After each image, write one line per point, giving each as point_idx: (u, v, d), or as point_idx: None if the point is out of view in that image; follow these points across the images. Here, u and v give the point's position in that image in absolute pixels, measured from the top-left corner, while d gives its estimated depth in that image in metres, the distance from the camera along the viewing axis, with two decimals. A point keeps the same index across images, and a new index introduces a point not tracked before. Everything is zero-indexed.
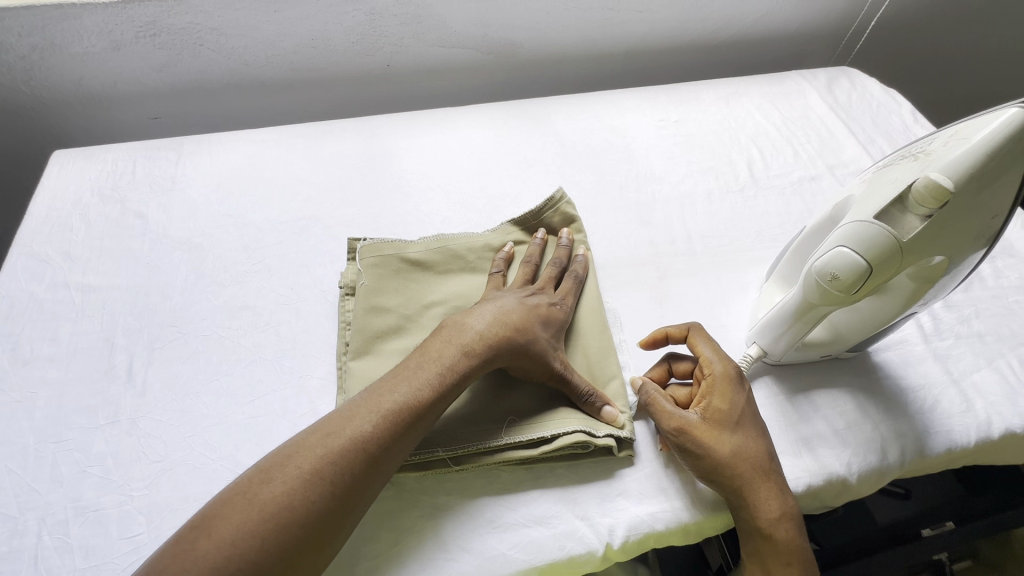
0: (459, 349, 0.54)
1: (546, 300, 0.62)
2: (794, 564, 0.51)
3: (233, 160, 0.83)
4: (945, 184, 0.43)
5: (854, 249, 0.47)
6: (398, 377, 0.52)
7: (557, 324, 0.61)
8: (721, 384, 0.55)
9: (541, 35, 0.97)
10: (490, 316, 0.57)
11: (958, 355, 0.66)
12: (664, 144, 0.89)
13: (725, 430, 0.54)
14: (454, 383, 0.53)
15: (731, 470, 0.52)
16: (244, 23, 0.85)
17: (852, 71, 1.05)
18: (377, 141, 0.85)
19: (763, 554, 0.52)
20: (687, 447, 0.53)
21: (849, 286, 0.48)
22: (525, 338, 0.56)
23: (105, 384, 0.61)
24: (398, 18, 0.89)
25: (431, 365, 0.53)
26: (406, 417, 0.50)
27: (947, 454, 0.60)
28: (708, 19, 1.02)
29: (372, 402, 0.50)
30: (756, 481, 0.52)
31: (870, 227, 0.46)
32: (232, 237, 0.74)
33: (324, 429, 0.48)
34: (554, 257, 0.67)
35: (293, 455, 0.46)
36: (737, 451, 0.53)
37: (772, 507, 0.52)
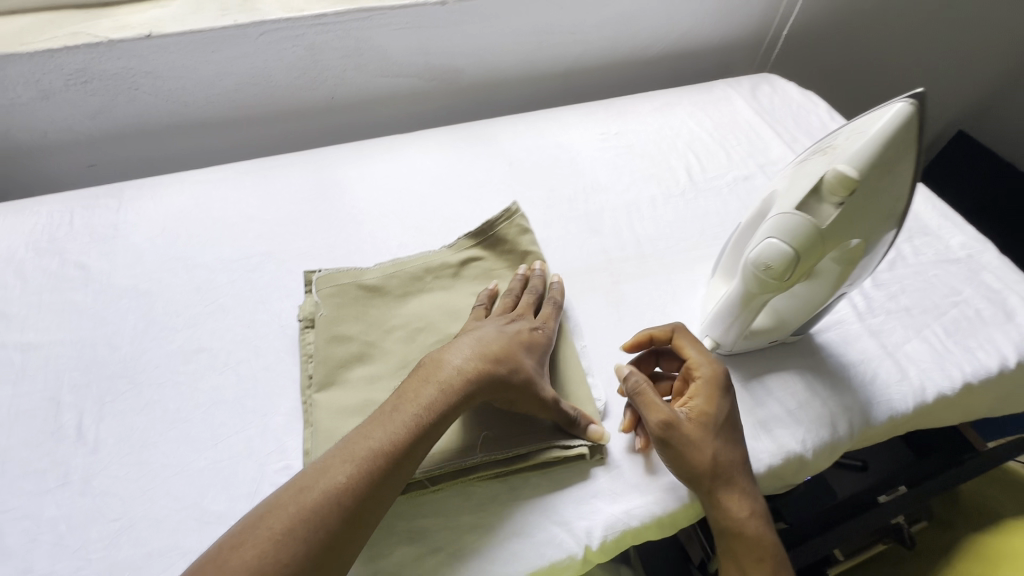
0: (434, 388, 0.53)
1: (527, 328, 0.61)
2: (766, 560, 0.53)
3: (179, 202, 0.81)
4: (852, 173, 0.46)
5: (782, 240, 0.50)
6: (375, 423, 0.52)
7: (539, 350, 0.60)
8: (709, 387, 0.57)
9: (480, 61, 1.01)
10: (470, 350, 0.56)
11: (890, 329, 0.72)
12: (607, 156, 0.94)
13: (710, 432, 0.55)
14: (432, 424, 0.52)
15: (709, 471, 0.54)
16: (180, 64, 0.84)
17: (772, 77, 1.14)
18: (327, 172, 0.86)
19: (735, 552, 0.54)
20: (670, 447, 0.55)
21: (781, 273, 0.51)
22: (507, 369, 0.56)
23: (54, 445, 0.58)
24: (339, 52, 0.91)
25: (407, 408, 0.52)
26: (382, 466, 0.49)
27: (891, 421, 0.65)
28: (637, 37, 1.09)
29: (347, 451, 0.50)
30: (730, 480, 0.54)
31: (794, 218, 0.49)
32: (182, 280, 0.72)
33: (297, 484, 0.47)
34: (531, 284, 0.67)
35: (268, 514, 0.46)
36: (718, 452, 0.55)
37: (744, 506, 0.54)
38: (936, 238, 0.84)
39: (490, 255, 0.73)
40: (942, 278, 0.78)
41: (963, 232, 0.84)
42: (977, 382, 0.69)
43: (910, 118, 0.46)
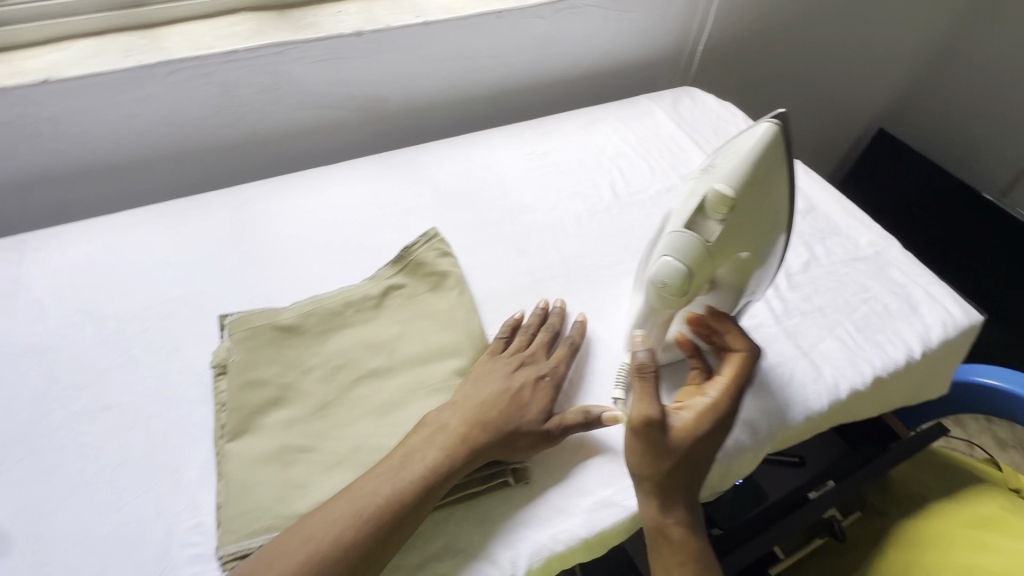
0: (442, 452, 0.55)
1: (534, 372, 0.63)
2: (688, 564, 0.55)
3: (86, 251, 0.78)
4: (729, 191, 0.49)
5: (675, 259, 0.52)
6: (380, 478, 0.53)
7: (546, 391, 0.62)
8: (709, 416, 0.56)
9: (404, 88, 1.01)
10: (472, 409, 0.58)
11: (805, 330, 0.75)
12: (533, 176, 0.95)
13: (679, 448, 0.55)
14: (437, 484, 0.53)
15: (657, 478, 0.55)
16: (84, 108, 0.82)
17: (693, 90, 1.18)
18: (245, 210, 0.84)
19: (659, 553, 0.56)
20: (632, 442, 0.56)
21: (678, 291, 0.52)
22: (507, 419, 0.58)
23: None
24: (255, 86, 0.90)
25: (414, 467, 0.54)
26: (385, 523, 0.51)
27: (808, 421, 0.67)
28: (559, 58, 1.11)
29: (354, 503, 0.51)
30: (671, 491, 0.55)
31: (682, 237, 0.51)
32: (89, 334, 0.69)
33: (304, 533, 0.50)
34: (549, 323, 0.70)
35: (275, 560, 0.48)
36: (675, 467, 0.55)
37: (672, 515, 0.55)
38: (846, 237, 0.88)
39: (411, 281, 0.73)
40: (852, 276, 0.82)
41: (870, 230, 0.89)
42: (887, 375, 0.72)
43: (772, 137, 0.49)
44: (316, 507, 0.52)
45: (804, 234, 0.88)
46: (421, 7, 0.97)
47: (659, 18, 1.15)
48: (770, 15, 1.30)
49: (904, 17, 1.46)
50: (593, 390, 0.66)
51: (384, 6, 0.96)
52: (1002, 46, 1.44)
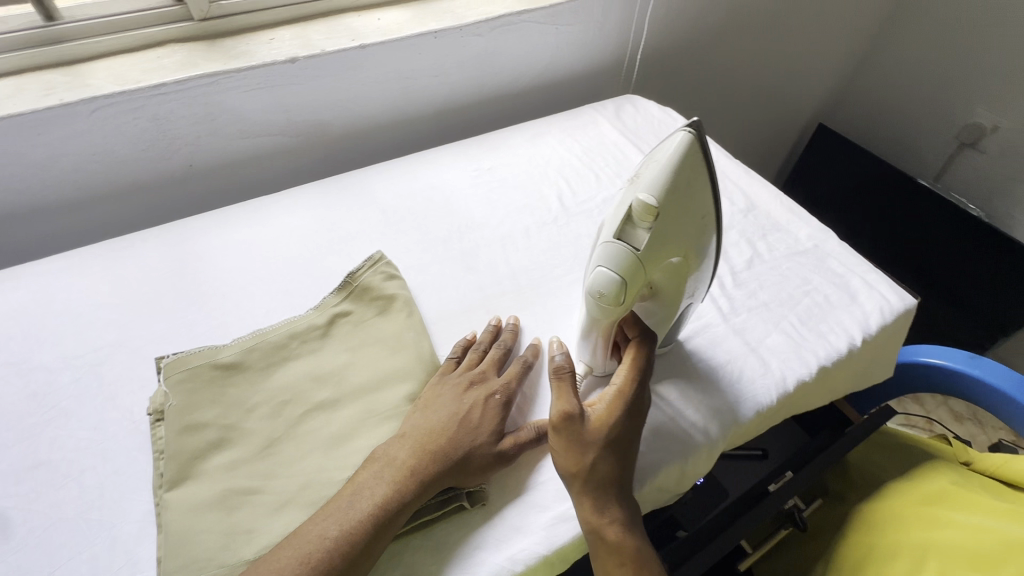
0: (390, 486, 0.54)
1: (484, 391, 0.62)
2: (627, 563, 0.53)
3: (13, 299, 0.74)
4: (652, 201, 0.50)
5: (606, 270, 0.53)
6: (329, 520, 0.52)
7: (497, 410, 0.61)
8: (613, 401, 0.57)
9: (346, 111, 1.01)
10: (421, 438, 0.57)
11: (751, 326, 0.77)
12: (480, 192, 0.95)
13: (598, 440, 0.55)
14: (387, 520, 0.52)
15: (584, 476, 0.54)
16: (4, 151, 0.78)
17: (635, 98, 1.21)
18: (184, 246, 0.82)
19: (600, 557, 0.54)
20: (554, 440, 0.56)
21: (615, 300, 0.53)
22: (456, 445, 0.57)
23: None
24: (189, 119, 0.88)
25: (362, 504, 0.53)
26: (333, 566, 0.49)
27: (759, 415, 0.69)
28: (502, 74, 1.13)
29: (299, 548, 0.50)
30: (603, 487, 0.54)
31: (612, 249, 0.52)
32: (17, 388, 0.66)
33: None
34: (501, 340, 0.69)
35: None
36: (600, 462, 0.55)
37: (606, 514, 0.54)
38: (786, 233, 0.91)
39: (358, 307, 0.72)
40: (794, 270, 0.85)
41: (808, 224, 0.92)
42: (831, 365, 0.74)
43: (693, 144, 0.51)
44: (260, 558, 0.50)
45: (746, 232, 0.91)
46: (357, 30, 0.97)
47: (596, 30, 1.18)
48: (704, 22, 1.34)
49: (830, 18, 1.53)
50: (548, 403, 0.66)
51: (318, 31, 0.96)
52: (922, 41, 1.52)
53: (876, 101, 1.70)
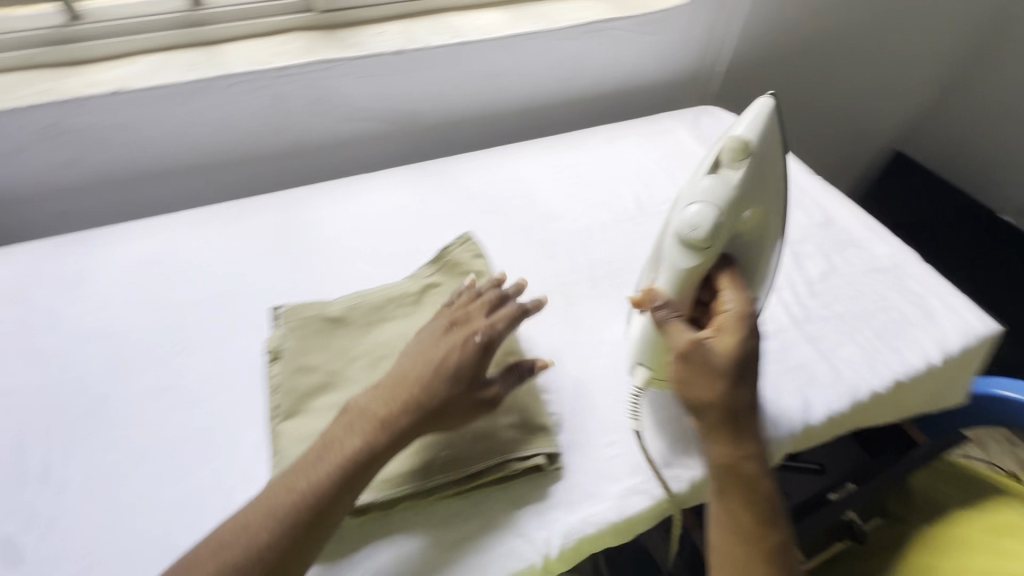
0: (360, 438, 0.55)
1: (458, 340, 0.60)
2: (756, 493, 0.56)
3: (148, 247, 0.84)
4: (740, 146, 0.61)
5: (704, 205, 0.59)
6: (300, 474, 0.53)
7: (467, 361, 0.59)
8: (734, 324, 0.58)
9: (439, 103, 1.08)
10: (391, 390, 0.58)
11: (824, 335, 0.78)
12: (559, 187, 1.00)
13: (727, 367, 0.57)
14: (354, 473, 0.53)
15: (717, 404, 0.57)
16: (151, 116, 0.89)
17: (713, 109, 1.23)
18: (291, 213, 0.90)
19: (730, 490, 0.56)
20: (686, 371, 0.57)
21: (706, 233, 0.59)
22: (422, 396, 0.57)
23: (20, 488, 0.58)
24: (304, 99, 0.97)
25: (330, 459, 0.54)
26: (302, 518, 0.51)
27: (829, 420, 0.70)
28: (586, 77, 1.17)
29: (269, 504, 0.51)
30: (732, 416, 0.57)
31: (705, 188, 0.60)
32: (149, 321, 0.74)
33: (217, 541, 0.50)
34: (490, 288, 0.66)
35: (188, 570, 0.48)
36: (731, 390, 0.57)
37: (736, 443, 0.57)
38: (863, 249, 0.91)
39: (448, 280, 0.77)
40: (871, 285, 0.85)
41: (888, 242, 0.92)
42: (907, 379, 0.74)
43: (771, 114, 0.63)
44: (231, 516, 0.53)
45: (823, 246, 0.91)
46: (457, 29, 1.03)
47: (680, 41, 1.21)
48: (787, 39, 1.35)
49: (918, 42, 1.50)
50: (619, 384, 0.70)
51: (423, 27, 1.03)
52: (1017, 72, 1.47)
53: (960, 130, 1.65)
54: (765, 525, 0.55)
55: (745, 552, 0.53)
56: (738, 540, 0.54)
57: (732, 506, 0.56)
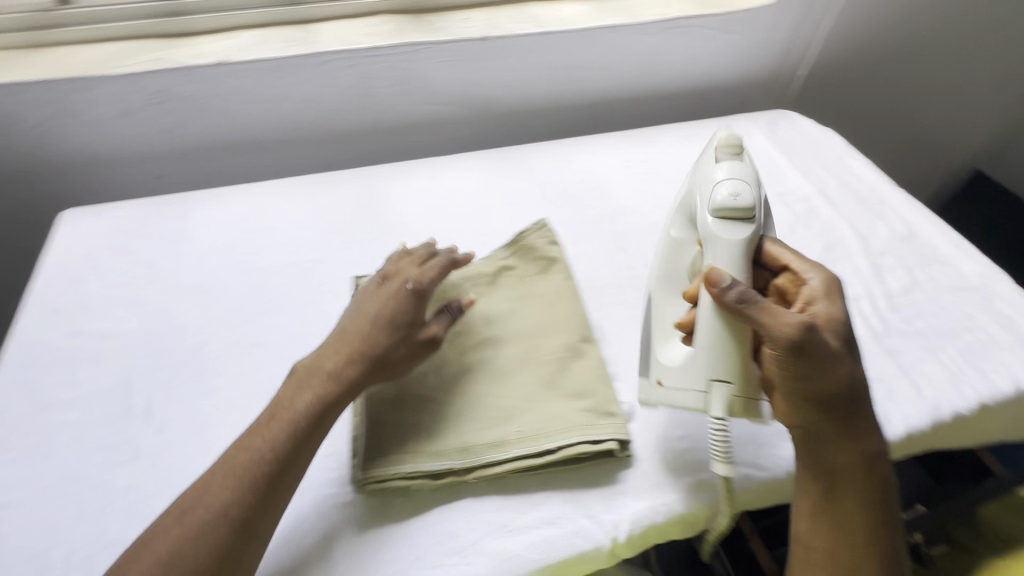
0: (313, 393, 0.57)
1: (394, 294, 0.63)
2: (877, 480, 0.55)
3: (239, 211, 0.88)
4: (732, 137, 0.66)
5: (737, 178, 0.62)
6: (254, 437, 0.54)
7: (407, 309, 0.63)
8: (829, 294, 0.59)
9: (514, 92, 1.09)
10: (333, 347, 0.61)
11: (905, 350, 0.76)
12: (631, 181, 1.00)
13: (842, 340, 0.57)
14: (306, 428, 0.55)
15: (845, 385, 0.55)
16: (247, 88, 0.93)
17: (790, 114, 1.20)
18: (370, 189, 0.93)
19: (856, 481, 0.55)
20: (812, 356, 0.53)
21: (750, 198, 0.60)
22: (368, 345, 0.60)
23: (125, 424, 0.63)
24: (388, 80, 1.00)
25: (278, 421, 0.55)
26: (262, 477, 0.52)
27: (908, 437, 0.68)
28: (661, 74, 1.16)
29: (226, 469, 0.52)
30: (857, 397, 0.56)
31: (727, 167, 0.63)
32: (239, 281, 0.79)
33: (179, 508, 0.50)
34: (420, 251, 0.70)
35: (152, 539, 0.48)
36: (853, 367, 0.56)
37: (860, 428, 0.56)
38: (949, 266, 0.87)
39: (522, 263, 0.79)
40: (956, 304, 0.82)
41: (977, 261, 0.88)
42: (993, 404, 0.71)
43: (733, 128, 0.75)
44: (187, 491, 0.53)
45: (905, 259, 0.88)
46: (540, 18, 1.04)
47: (761, 42, 1.19)
48: (872, 46, 1.30)
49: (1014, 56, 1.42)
50: None
51: (506, 15, 1.04)
52: None
53: None
54: (878, 529, 0.54)
55: (865, 551, 0.53)
56: (850, 543, 0.53)
57: (844, 510, 0.55)
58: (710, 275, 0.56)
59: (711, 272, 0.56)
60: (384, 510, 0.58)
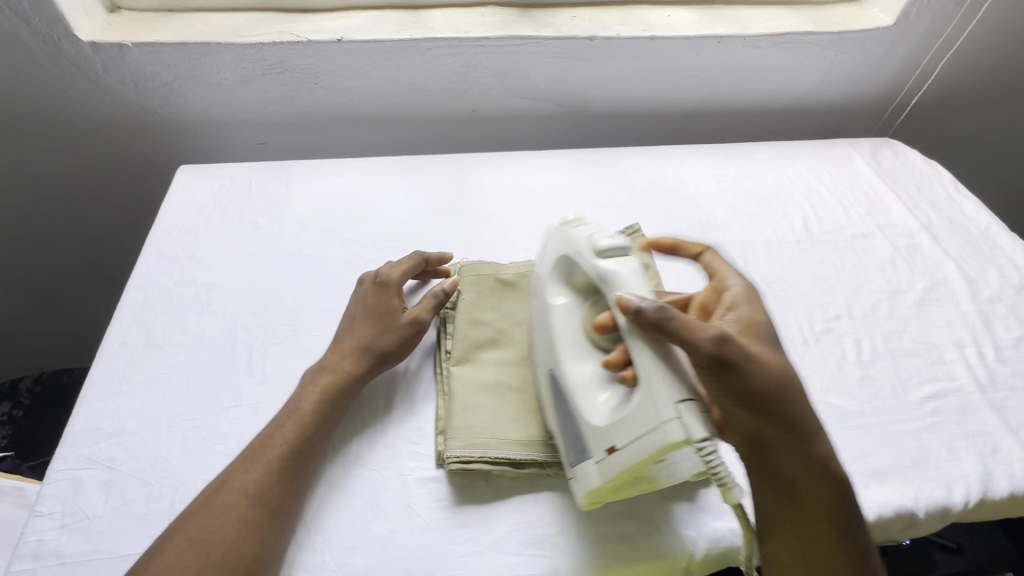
0: (320, 388, 0.60)
1: (375, 296, 0.67)
2: (835, 486, 0.53)
3: (337, 185, 0.92)
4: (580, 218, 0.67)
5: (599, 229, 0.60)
6: (272, 430, 0.56)
7: (387, 306, 0.66)
8: (747, 298, 0.59)
9: (611, 94, 1.09)
10: (331, 347, 0.64)
11: (1013, 406, 0.71)
12: (722, 196, 0.97)
13: (766, 340, 0.56)
14: (320, 418, 0.58)
15: (783, 388, 0.53)
16: (357, 68, 0.97)
17: (895, 142, 1.14)
18: (463, 176, 0.95)
19: (811, 489, 0.53)
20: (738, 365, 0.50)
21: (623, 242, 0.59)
22: (360, 341, 0.64)
23: (229, 371, 0.66)
24: (491, 71, 1.01)
25: (294, 413, 0.58)
26: (285, 463, 0.54)
27: (1011, 498, 0.64)
28: (762, 89, 1.13)
29: (250, 457, 0.54)
30: (797, 398, 0.53)
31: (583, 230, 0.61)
32: (336, 250, 0.82)
33: (209, 492, 0.52)
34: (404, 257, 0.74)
35: (185, 521, 0.50)
36: (786, 367, 0.54)
37: (807, 433, 0.53)
38: None
39: None
40: None
41: None
42: None
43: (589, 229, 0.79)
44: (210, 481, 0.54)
45: (1017, 310, 0.83)
46: (648, 22, 1.03)
47: (873, 66, 1.14)
48: (994, 80, 1.22)
49: None
50: None
51: (614, 16, 1.04)
52: None
53: None
54: (848, 539, 0.52)
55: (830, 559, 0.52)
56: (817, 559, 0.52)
57: (807, 527, 0.52)
58: (622, 303, 0.52)
59: (620, 299, 0.52)
60: (464, 491, 0.59)
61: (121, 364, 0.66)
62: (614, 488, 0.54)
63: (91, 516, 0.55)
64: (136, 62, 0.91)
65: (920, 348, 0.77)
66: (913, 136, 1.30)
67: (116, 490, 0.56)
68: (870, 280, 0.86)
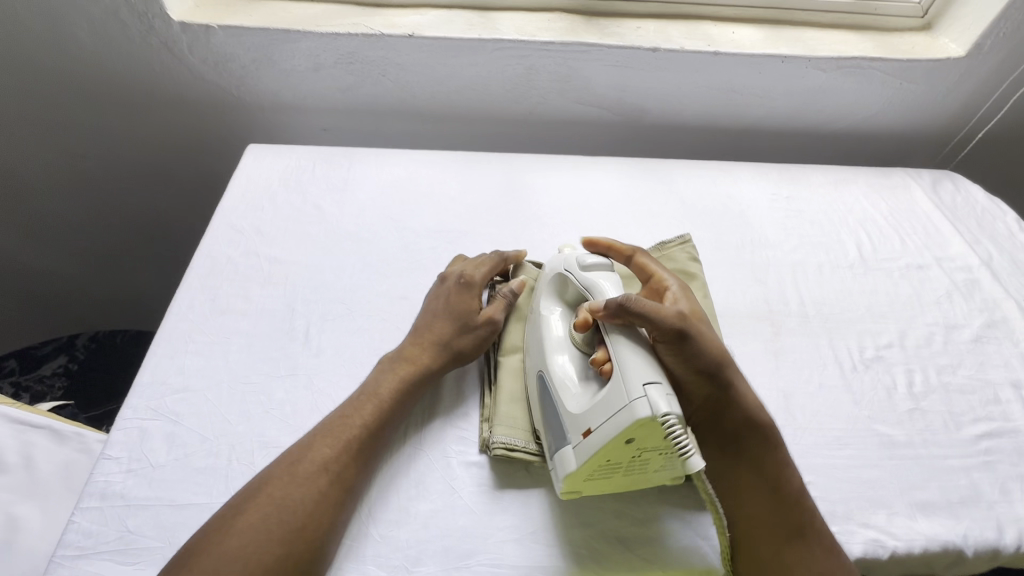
0: (397, 376, 0.61)
1: (453, 293, 0.69)
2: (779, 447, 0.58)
3: (396, 173, 0.95)
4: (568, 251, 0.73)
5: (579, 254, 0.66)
6: (349, 409, 0.58)
7: (465, 304, 0.68)
8: (682, 291, 0.66)
9: (668, 105, 1.09)
10: (409, 339, 0.66)
11: None
12: (774, 214, 0.97)
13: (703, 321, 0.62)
14: (394, 403, 0.60)
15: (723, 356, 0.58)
16: (423, 64, 0.99)
17: (956, 176, 1.11)
18: (518, 175, 0.96)
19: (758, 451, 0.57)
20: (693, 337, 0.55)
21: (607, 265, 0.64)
22: (438, 335, 0.65)
23: (286, 342, 0.69)
24: (551, 75, 1.03)
25: (371, 396, 0.59)
26: (360, 442, 0.56)
27: None
28: (820, 112, 1.12)
29: (329, 433, 0.56)
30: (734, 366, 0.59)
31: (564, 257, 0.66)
32: (393, 236, 0.84)
33: (287, 461, 0.53)
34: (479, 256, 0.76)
35: (264, 486, 0.51)
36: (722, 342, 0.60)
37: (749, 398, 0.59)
38: None
39: None
40: None
41: None
42: None
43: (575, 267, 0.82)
44: (285, 450, 0.56)
45: None
46: (712, 38, 1.03)
47: (939, 96, 1.11)
48: None
49: None
50: (821, 427, 0.68)
51: (678, 30, 1.05)
52: None
53: None
54: (783, 483, 0.56)
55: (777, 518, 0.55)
56: (764, 500, 0.56)
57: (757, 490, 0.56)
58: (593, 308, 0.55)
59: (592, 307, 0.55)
60: (506, 478, 0.60)
61: (187, 325, 0.70)
62: (590, 476, 0.54)
63: (155, 464, 0.57)
64: (218, 44, 0.95)
65: (975, 385, 0.75)
66: (975, 171, 1.26)
67: (178, 442, 0.59)
68: (925, 312, 0.84)
